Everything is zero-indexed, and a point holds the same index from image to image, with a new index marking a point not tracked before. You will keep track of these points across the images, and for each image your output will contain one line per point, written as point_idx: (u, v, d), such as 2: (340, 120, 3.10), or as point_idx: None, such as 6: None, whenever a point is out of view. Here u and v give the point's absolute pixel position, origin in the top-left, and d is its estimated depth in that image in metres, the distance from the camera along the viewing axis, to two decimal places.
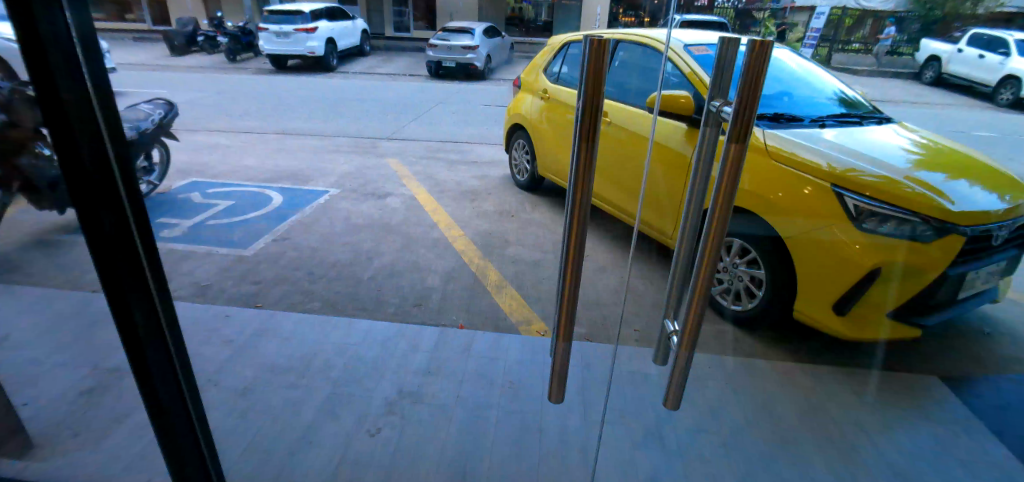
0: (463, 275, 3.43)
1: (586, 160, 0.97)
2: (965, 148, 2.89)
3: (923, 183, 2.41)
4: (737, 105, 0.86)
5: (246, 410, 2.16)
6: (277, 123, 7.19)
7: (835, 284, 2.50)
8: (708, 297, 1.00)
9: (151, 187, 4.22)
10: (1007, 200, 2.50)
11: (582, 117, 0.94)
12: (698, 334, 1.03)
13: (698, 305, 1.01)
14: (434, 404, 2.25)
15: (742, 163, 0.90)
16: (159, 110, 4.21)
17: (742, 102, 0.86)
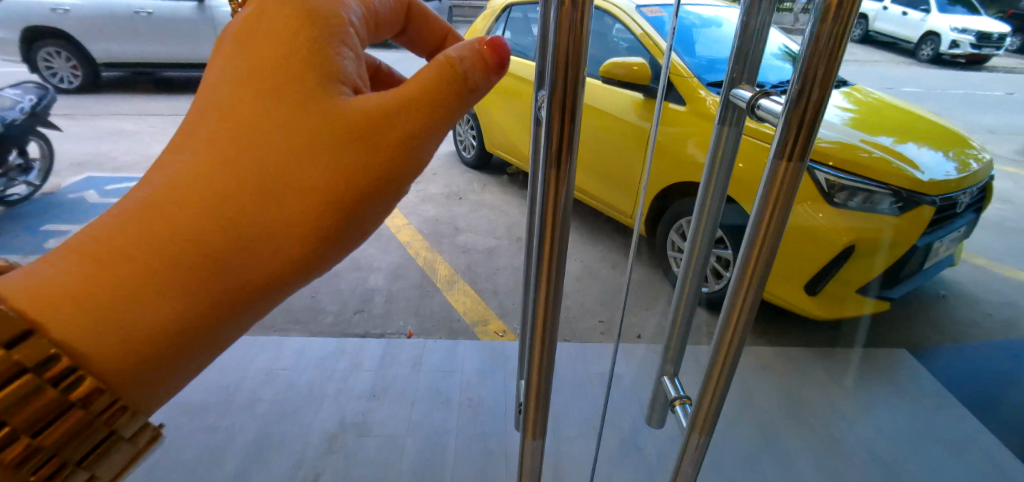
0: (410, 271, 3.09)
1: (562, 175, 0.75)
2: (907, 105, 2.71)
3: (879, 146, 2.22)
4: (794, 111, 0.69)
5: (154, 467, 1.83)
6: None
7: (805, 266, 2.25)
8: (736, 359, 0.87)
9: (32, 188, 3.89)
10: (958, 159, 2.35)
11: (550, 123, 0.72)
12: (720, 399, 0.91)
13: (723, 368, 0.88)
14: (382, 435, 1.97)
15: (796, 185, 0.74)
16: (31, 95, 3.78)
17: (801, 106, 0.68)
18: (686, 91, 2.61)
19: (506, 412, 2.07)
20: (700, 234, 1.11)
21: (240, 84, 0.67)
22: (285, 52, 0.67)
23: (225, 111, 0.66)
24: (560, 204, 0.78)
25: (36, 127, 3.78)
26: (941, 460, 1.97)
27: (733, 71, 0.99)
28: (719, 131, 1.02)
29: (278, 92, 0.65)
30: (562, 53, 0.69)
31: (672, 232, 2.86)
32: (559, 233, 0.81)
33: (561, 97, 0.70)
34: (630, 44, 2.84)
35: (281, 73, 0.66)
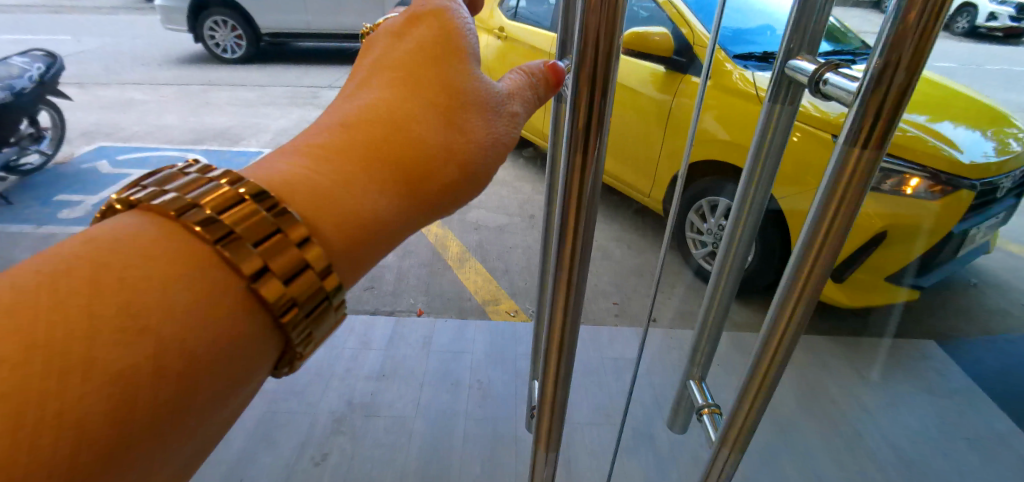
0: (420, 248, 3.04)
1: (588, 175, 0.69)
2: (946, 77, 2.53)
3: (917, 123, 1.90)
4: (868, 98, 0.60)
5: None
6: (205, 74, 6.38)
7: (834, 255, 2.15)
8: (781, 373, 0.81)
9: (45, 157, 3.88)
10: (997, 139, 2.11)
11: (578, 106, 0.65)
12: (759, 414, 0.85)
13: (766, 381, 0.82)
14: (391, 416, 1.94)
15: (867, 181, 0.65)
16: (39, 63, 3.74)
17: (878, 92, 0.59)
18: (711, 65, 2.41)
19: (516, 395, 2.03)
20: (744, 222, 1.09)
21: (411, 46, 0.82)
22: (446, 25, 0.83)
23: (399, 65, 0.81)
24: (587, 206, 0.72)
25: (45, 96, 3.75)
26: (962, 457, 1.92)
27: (788, 44, 0.89)
28: (767, 114, 0.96)
29: (444, 51, 0.81)
30: (590, 39, 0.61)
31: (692, 213, 2.76)
32: (581, 237, 0.74)
33: (588, 88, 0.64)
34: (651, 14, 2.70)
35: (443, 37, 0.82)
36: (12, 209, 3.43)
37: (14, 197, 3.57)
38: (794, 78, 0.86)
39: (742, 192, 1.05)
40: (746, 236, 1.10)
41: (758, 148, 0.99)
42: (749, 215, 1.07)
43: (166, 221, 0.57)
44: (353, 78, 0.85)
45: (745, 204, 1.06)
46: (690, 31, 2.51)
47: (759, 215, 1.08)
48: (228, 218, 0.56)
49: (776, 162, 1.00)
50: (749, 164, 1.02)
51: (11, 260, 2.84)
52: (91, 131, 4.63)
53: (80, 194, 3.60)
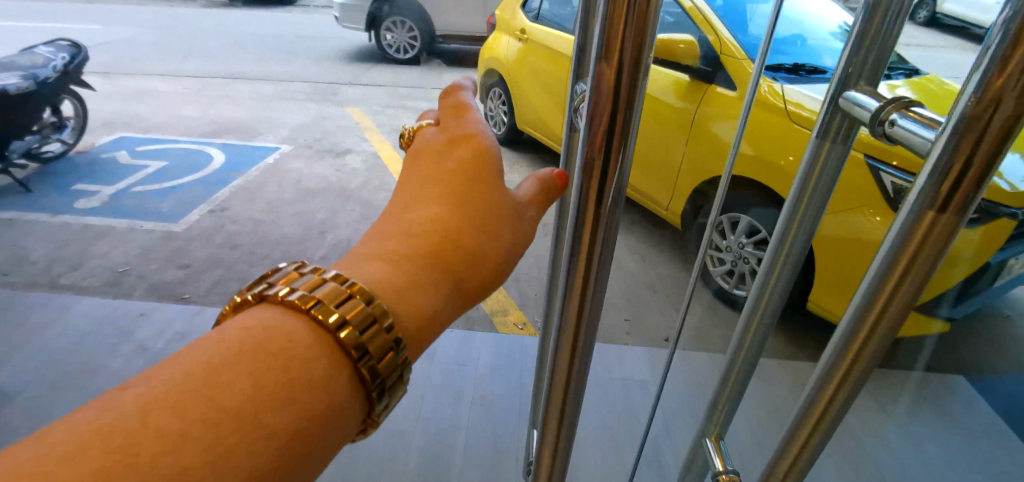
0: None
1: (604, 208, 0.61)
2: None
3: None
4: (952, 148, 0.48)
5: None
6: (228, 67, 6.42)
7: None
8: (818, 446, 0.70)
9: (66, 146, 3.92)
10: None
11: (593, 127, 0.57)
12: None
13: (800, 455, 0.72)
14: (388, 430, 1.88)
15: (947, 245, 0.52)
16: (63, 53, 3.78)
17: (967, 139, 0.47)
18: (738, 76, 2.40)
19: (519, 412, 1.97)
20: (779, 266, 0.97)
21: (443, 167, 0.79)
22: (474, 145, 0.80)
23: (434, 184, 0.77)
24: (604, 240, 0.64)
25: (67, 86, 3.79)
26: None
27: (845, 69, 0.79)
28: (816, 146, 0.85)
29: (475, 170, 0.77)
30: (612, 55, 0.53)
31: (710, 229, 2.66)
32: (599, 275, 0.66)
33: (608, 111, 0.55)
34: None
35: (474, 156, 0.78)
36: (30, 197, 3.47)
37: (34, 185, 3.61)
38: (852, 108, 0.76)
39: (782, 230, 0.95)
40: (784, 278, 0.98)
41: (802, 183, 0.89)
42: (786, 261, 0.96)
43: (290, 309, 0.58)
44: (393, 198, 0.81)
45: (783, 247, 0.95)
46: (718, 39, 2.47)
47: (800, 258, 0.96)
48: (343, 307, 0.56)
49: (823, 199, 0.89)
50: (791, 200, 0.92)
51: (24, 249, 2.87)
52: (113, 122, 4.69)
53: (98, 184, 3.63)
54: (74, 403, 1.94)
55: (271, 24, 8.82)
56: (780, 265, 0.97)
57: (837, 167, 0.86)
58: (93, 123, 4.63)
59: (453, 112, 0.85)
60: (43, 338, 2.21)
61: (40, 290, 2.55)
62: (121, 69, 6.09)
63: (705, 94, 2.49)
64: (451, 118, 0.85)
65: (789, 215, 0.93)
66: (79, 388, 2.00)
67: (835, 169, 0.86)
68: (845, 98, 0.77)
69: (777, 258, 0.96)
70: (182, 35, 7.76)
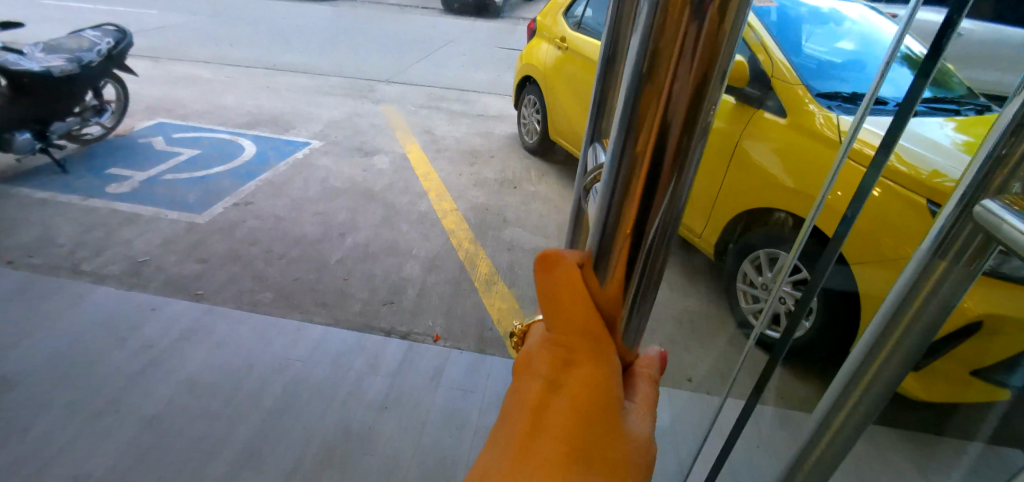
0: (448, 263, 2.89)
1: (642, 255, 0.49)
2: None
3: None
4: None
5: (152, 447, 1.79)
6: (269, 57, 6.50)
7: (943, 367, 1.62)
8: None
9: (105, 130, 3.98)
10: None
11: (620, 183, 0.47)
12: None
13: None
14: (383, 456, 1.82)
15: None
16: (108, 38, 3.86)
17: None
18: (791, 103, 2.21)
19: None
20: (848, 409, 0.68)
21: (555, 391, 0.48)
22: (604, 354, 0.49)
23: (549, 413, 0.46)
24: (643, 291, 0.53)
25: (109, 70, 3.84)
26: None
27: (997, 148, 0.50)
28: (924, 262, 0.57)
29: (610, 394, 0.48)
30: (663, 65, 0.41)
31: (745, 262, 2.48)
32: (630, 337, 0.54)
33: (654, 136, 0.44)
34: None
35: (604, 374, 0.49)
36: (66, 177, 3.54)
37: (71, 166, 3.68)
38: (993, 221, 0.50)
39: (857, 361, 0.66)
40: (856, 421, 0.69)
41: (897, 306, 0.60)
42: (862, 402, 0.67)
43: None
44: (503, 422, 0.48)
45: (858, 384, 0.66)
46: (769, 59, 2.30)
47: (877, 402, 0.68)
48: None
49: (925, 333, 0.60)
50: (874, 326, 0.64)
51: (53, 231, 2.91)
52: (155, 107, 4.78)
53: (131, 170, 3.68)
54: (75, 397, 1.93)
55: (317, 18, 8.94)
56: (849, 409, 0.68)
57: (944, 300, 0.57)
58: (136, 107, 4.74)
59: (563, 276, 0.49)
60: (55, 327, 2.22)
61: (60, 274, 2.57)
62: (169, 54, 6.23)
63: (751, 119, 2.31)
64: (555, 286, 0.50)
65: (868, 348, 0.64)
66: (83, 382, 1.99)
67: (947, 296, 0.57)
68: (977, 203, 0.52)
69: (847, 397, 0.68)
70: (230, 23, 7.91)
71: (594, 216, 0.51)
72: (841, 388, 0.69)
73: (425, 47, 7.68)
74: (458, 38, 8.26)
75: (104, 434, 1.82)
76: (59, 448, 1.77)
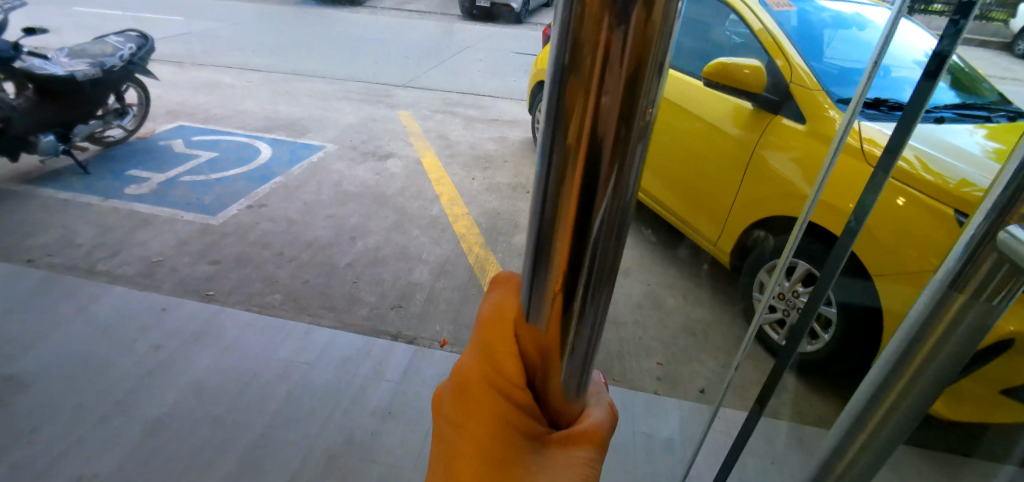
0: (458, 268, 2.87)
1: (590, 238, 0.51)
2: None
3: None
4: None
5: (155, 450, 1.78)
6: (289, 63, 6.58)
7: (969, 386, 1.55)
8: None
9: (126, 133, 4.03)
10: None
11: (558, 182, 0.50)
12: None
13: None
14: (385, 464, 1.79)
15: None
16: (131, 43, 3.96)
17: None
18: (809, 108, 2.12)
19: None
20: (868, 433, 0.67)
21: (480, 419, 0.65)
22: (522, 394, 0.63)
23: (461, 454, 0.64)
24: (598, 277, 0.54)
25: (132, 75, 3.93)
26: None
27: None
28: (942, 294, 0.56)
29: (520, 433, 0.64)
30: (586, 56, 0.44)
31: (761, 271, 2.41)
32: (580, 344, 0.58)
33: (585, 127, 0.46)
34: (745, 40, 2.48)
35: (521, 409, 0.64)
36: (87, 179, 3.60)
37: (93, 168, 3.75)
38: None
39: (878, 384, 0.64)
40: (878, 448, 0.67)
41: (918, 332, 0.59)
42: (882, 427, 0.65)
43: None
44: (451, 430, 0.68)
45: (878, 409, 0.64)
46: (787, 63, 2.25)
47: (904, 426, 0.66)
48: None
49: (952, 360, 0.58)
50: (892, 349, 0.62)
51: (72, 232, 2.95)
52: (176, 111, 4.87)
53: (149, 172, 3.74)
54: (84, 396, 1.95)
55: (336, 24, 9.04)
56: (869, 433, 0.66)
57: (967, 335, 0.56)
58: (158, 111, 4.83)
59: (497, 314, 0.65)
60: (68, 327, 2.24)
61: (76, 274, 2.60)
62: (192, 60, 6.36)
63: (769, 124, 2.26)
64: (491, 324, 0.66)
65: (886, 374, 0.63)
66: (93, 382, 2.01)
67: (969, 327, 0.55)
68: (1001, 230, 0.51)
69: (864, 422, 0.67)
70: (253, 30, 8.04)
71: (536, 198, 0.54)
72: (859, 412, 0.67)
73: (442, 52, 7.72)
74: (475, 44, 8.28)
75: (108, 436, 1.81)
76: (64, 449, 1.77)
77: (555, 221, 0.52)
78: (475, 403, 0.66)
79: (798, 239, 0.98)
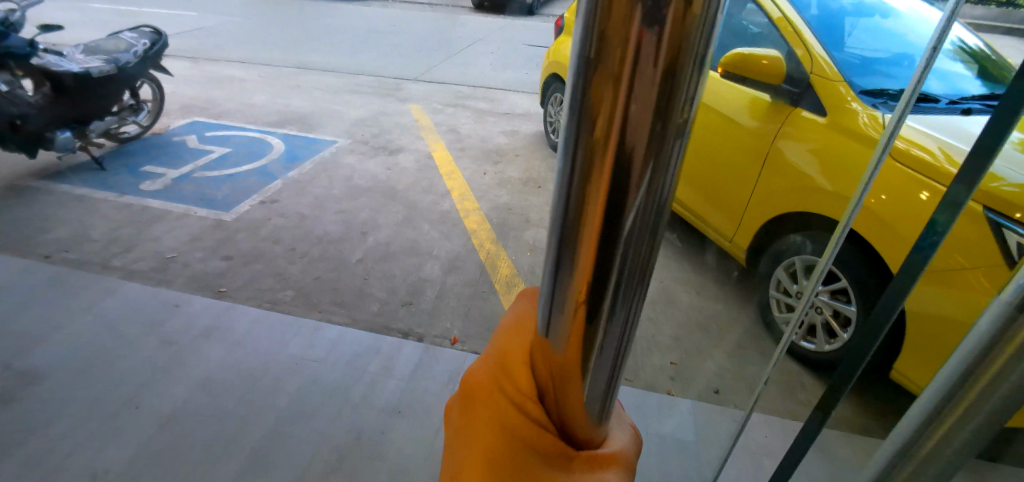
0: (468, 264, 2.84)
1: (620, 241, 0.47)
2: None
3: None
4: None
5: (165, 446, 1.79)
6: (302, 57, 6.60)
7: None
8: None
9: (140, 129, 4.07)
10: None
11: (585, 183, 0.47)
12: None
13: None
14: (393, 463, 1.77)
15: None
16: (145, 40, 3.99)
17: None
18: (830, 100, 2.05)
19: None
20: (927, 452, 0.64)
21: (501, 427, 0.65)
22: (540, 410, 0.63)
23: (477, 458, 0.66)
24: (630, 283, 0.50)
25: (146, 70, 3.96)
26: None
27: None
28: (1011, 316, 0.53)
29: (539, 450, 0.63)
30: (614, 52, 0.40)
31: (778, 268, 2.35)
32: (604, 366, 0.55)
33: (615, 125, 0.43)
34: (762, 30, 2.41)
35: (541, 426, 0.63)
36: (103, 174, 3.64)
37: (108, 164, 3.79)
38: None
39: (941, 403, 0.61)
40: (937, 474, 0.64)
41: (986, 353, 0.55)
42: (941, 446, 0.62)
43: None
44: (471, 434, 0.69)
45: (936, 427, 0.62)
46: (807, 53, 2.18)
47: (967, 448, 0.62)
48: None
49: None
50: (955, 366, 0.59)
51: (87, 227, 2.99)
52: (190, 106, 4.90)
53: (163, 167, 3.77)
54: (96, 392, 1.97)
55: (349, 17, 9.04)
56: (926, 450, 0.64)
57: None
58: (172, 106, 4.87)
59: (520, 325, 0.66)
60: (82, 322, 2.26)
61: (91, 270, 2.63)
62: (206, 54, 6.40)
63: (789, 116, 2.19)
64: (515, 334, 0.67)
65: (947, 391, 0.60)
66: (105, 377, 2.02)
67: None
68: None
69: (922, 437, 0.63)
70: (267, 24, 8.07)
71: (558, 200, 0.51)
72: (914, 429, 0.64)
73: (455, 45, 7.67)
74: (488, 37, 8.22)
75: (120, 431, 1.83)
76: (77, 444, 1.79)
77: (582, 231, 0.48)
78: (496, 412, 0.66)
79: (839, 245, 0.94)
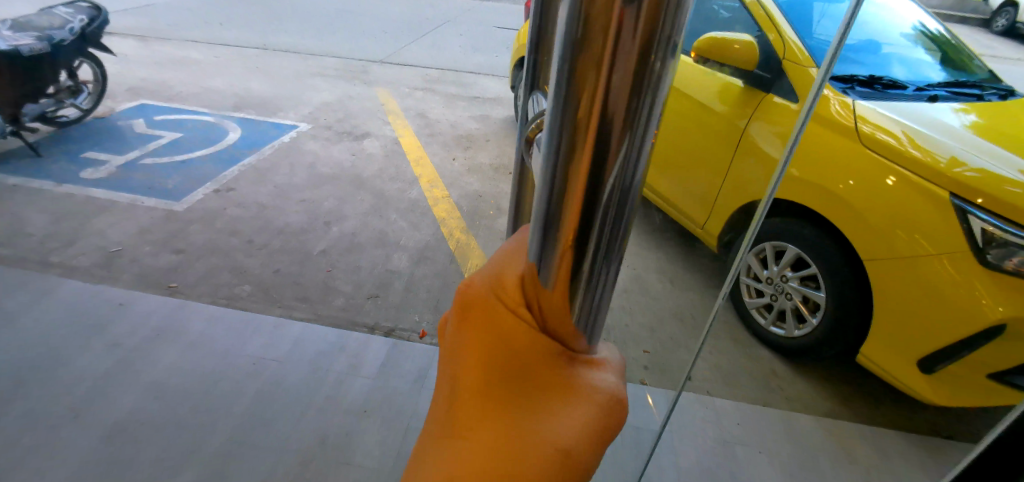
0: (438, 255, 2.75)
1: (599, 216, 0.42)
2: None
3: None
4: None
5: (111, 458, 1.66)
6: (261, 37, 6.27)
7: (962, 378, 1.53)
8: None
9: (80, 111, 3.80)
10: None
11: (567, 148, 0.39)
12: None
13: None
14: (362, 467, 1.69)
15: None
16: (80, 15, 3.71)
17: None
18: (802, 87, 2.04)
19: None
20: None
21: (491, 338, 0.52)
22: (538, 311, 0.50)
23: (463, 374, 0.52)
24: (607, 252, 0.45)
25: (83, 48, 3.68)
26: None
27: None
28: None
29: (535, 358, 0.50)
30: (596, 26, 0.35)
31: (749, 254, 2.34)
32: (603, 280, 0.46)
33: (598, 98, 0.37)
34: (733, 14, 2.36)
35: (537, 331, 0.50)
36: (39, 162, 3.37)
37: (45, 150, 3.52)
38: None
39: None
40: None
41: None
42: None
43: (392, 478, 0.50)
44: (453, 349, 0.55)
45: None
46: (779, 38, 2.16)
47: None
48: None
49: None
50: None
51: (22, 220, 2.75)
52: (138, 88, 4.59)
53: (108, 154, 3.52)
54: (33, 401, 1.81)
55: None
56: None
57: None
58: (118, 89, 4.55)
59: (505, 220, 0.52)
60: (16, 325, 2.08)
61: (26, 266, 2.42)
62: (156, 34, 6.02)
63: (761, 102, 2.17)
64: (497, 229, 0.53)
65: None
66: (42, 385, 1.86)
67: None
68: None
69: None
70: (222, 2, 7.64)
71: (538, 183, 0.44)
72: None
73: (423, 27, 7.43)
74: (457, 18, 8.00)
75: (60, 443, 1.69)
76: (11, 458, 1.64)
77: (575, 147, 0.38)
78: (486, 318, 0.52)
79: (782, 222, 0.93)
